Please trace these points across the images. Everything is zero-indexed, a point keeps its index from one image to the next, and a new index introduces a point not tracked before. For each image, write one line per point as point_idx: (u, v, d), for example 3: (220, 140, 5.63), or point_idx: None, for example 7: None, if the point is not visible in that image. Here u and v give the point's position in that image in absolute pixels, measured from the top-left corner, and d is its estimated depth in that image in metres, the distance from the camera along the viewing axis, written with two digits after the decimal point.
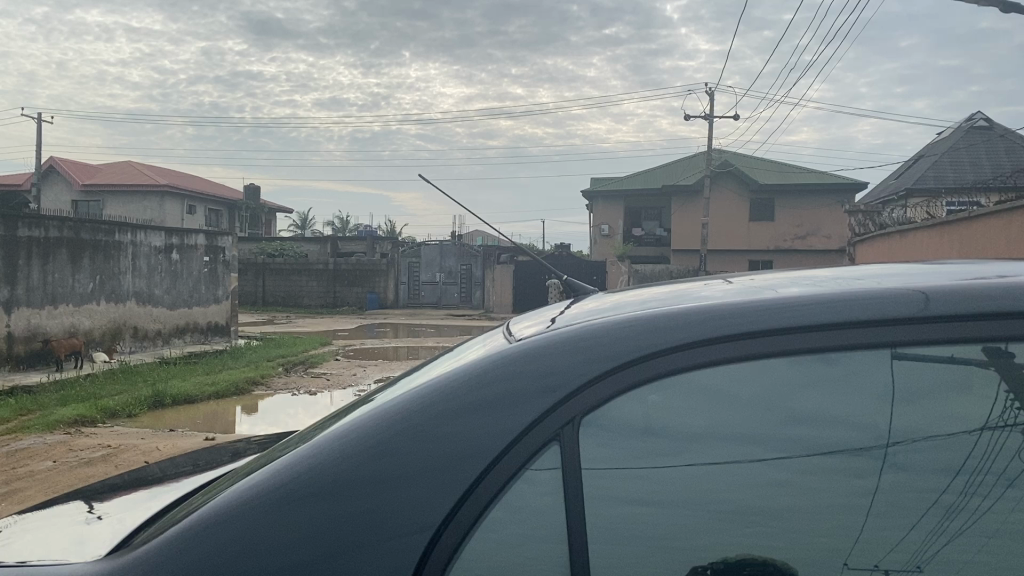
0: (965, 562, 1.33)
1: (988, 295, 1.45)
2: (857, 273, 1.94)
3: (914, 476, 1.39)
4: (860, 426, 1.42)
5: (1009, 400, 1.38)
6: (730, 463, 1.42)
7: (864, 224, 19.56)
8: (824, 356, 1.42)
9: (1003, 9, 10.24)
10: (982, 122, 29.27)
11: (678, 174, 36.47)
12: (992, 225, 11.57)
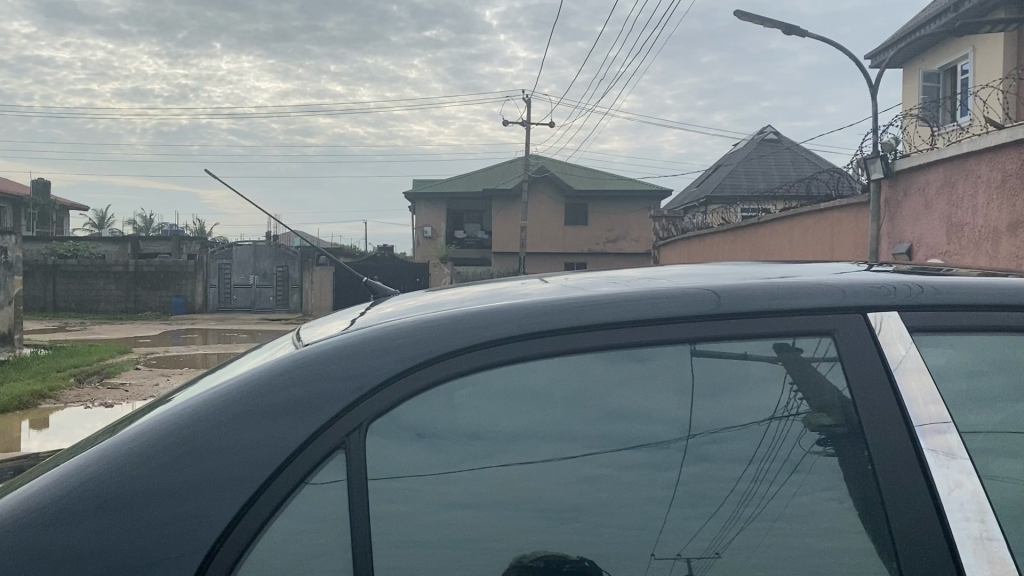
0: (759, 543, 1.38)
1: (775, 295, 1.55)
2: (663, 273, 2.03)
3: (712, 466, 1.44)
4: (660, 420, 1.46)
5: (792, 390, 1.46)
6: (524, 460, 1.43)
7: (667, 229, 20.67)
8: (628, 352, 1.47)
9: (784, 31, 11.07)
10: (772, 134, 31.67)
11: (499, 177, 37.05)
12: (780, 229, 12.51)
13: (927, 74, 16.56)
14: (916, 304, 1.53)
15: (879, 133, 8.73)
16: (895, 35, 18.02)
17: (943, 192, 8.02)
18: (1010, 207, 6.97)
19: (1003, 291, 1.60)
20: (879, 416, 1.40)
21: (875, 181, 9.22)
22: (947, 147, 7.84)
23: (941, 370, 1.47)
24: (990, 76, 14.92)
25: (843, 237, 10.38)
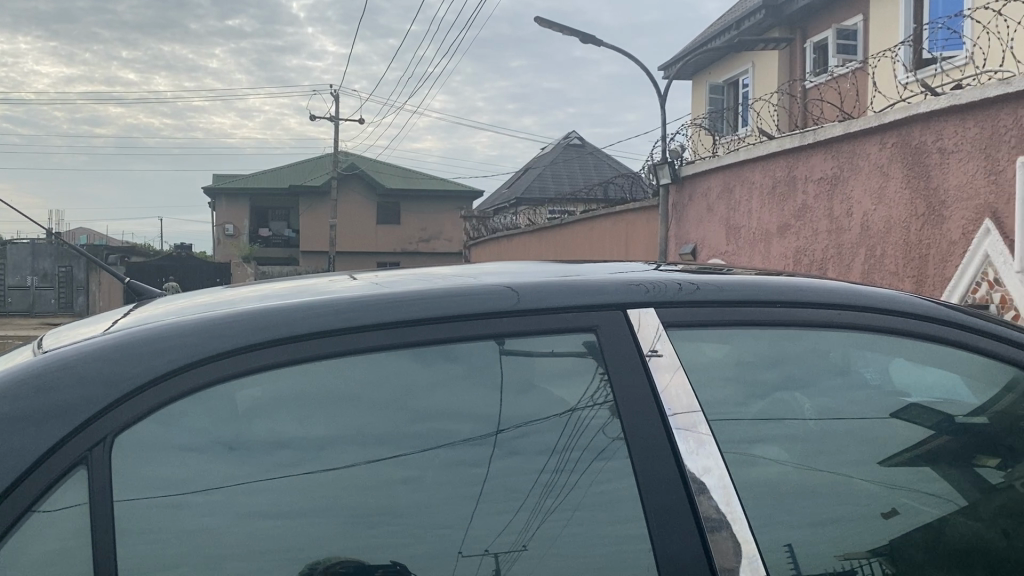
0: (560, 533, 1.40)
1: (575, 292, 1.59)
2: (477, 272, 1.98)
3: (523, 459, 1.45)
4: (468, 417, 1.47)
5: (584, 381, 1.49)
6: (310, 468, 1.39)
7: (475, 229, 20.95)
8: (446, 353, 1.48)
9: (582, 40, 11.47)
10: (578, 138, 32.86)
11: (308, 174, 36.11)
12: (581, 231, 12.99)
13: (713, 86, 17.77)
14: (689, 300, 1.60)
15: (668, 140, 9.25)
16: (684, 48, 19.21)
17: (722, 197, 8.61)
18: (778, 212, 7.59)
19: (775, 288, 1.71)
20: (624, 411, 1.45)
21: (663, 185, 9.80)
22: (725, 156, 8.43)
23: (695, 365, 1.54)
24: (766, 91, 16.24)
25: (637, 238, 10.91)
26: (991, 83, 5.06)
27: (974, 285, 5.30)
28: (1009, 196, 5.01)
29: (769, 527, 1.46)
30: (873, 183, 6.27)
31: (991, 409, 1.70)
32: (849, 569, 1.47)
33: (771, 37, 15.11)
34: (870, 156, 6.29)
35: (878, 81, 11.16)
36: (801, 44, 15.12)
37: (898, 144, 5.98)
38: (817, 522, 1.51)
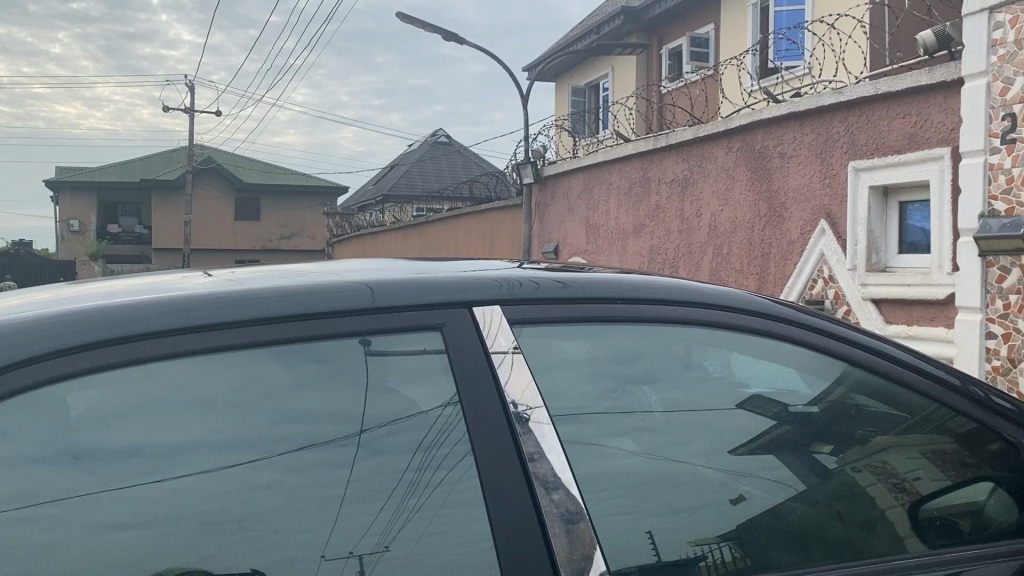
0: (424, 532, 1.38)
1: (432, 289, 1.58)
2: (340, 269, 1.91)
3: (390, 458, 1.43)
4: (329, 417, 1.44)
5: (440, 379, 1.47)
6: (160, 475, 1.32)
7: (338, 226, 20.58)
8: (310, 352, 1.45)
9: (444, 38, 11.46)
10: (446, 136, 32.83)
11: (161, 167, 34.51)
12: (446, 228, 12.98)
13: (575, 88, 18.19)
14: (540, 298, 1.62)
15: (529, 140, 9.38)
16: (546, 50, 19.54)
17: (582, 196, 8.82)
18: (634, 212, 7.82)
19: (621, 288, 1.74)
20: (472, 410, 1.45)
21: (525, 185, 9.95)
22: (586, 156, 8.62)
23: (539, 363, 1.54)
24: (624, 94, 16.75)
25: (501, 237, 11.02)
26: (825, 92, 5.39)
27: (811, 282, 5.63)
28: (842, 197, 5.36)
29: (627, 518, 1.50)
30: (720, 185, 6.56)
31: (824, 400, 1.73)
32: (699, 554, 1.52)
33: (628, 43, 15.59)
34: (717, 158, 6.58)
35: (727, 86, 11.70)
36: (657, 50, 15.67)
37: (743, 148, 6.28)
38: (672, 511, 1.55)
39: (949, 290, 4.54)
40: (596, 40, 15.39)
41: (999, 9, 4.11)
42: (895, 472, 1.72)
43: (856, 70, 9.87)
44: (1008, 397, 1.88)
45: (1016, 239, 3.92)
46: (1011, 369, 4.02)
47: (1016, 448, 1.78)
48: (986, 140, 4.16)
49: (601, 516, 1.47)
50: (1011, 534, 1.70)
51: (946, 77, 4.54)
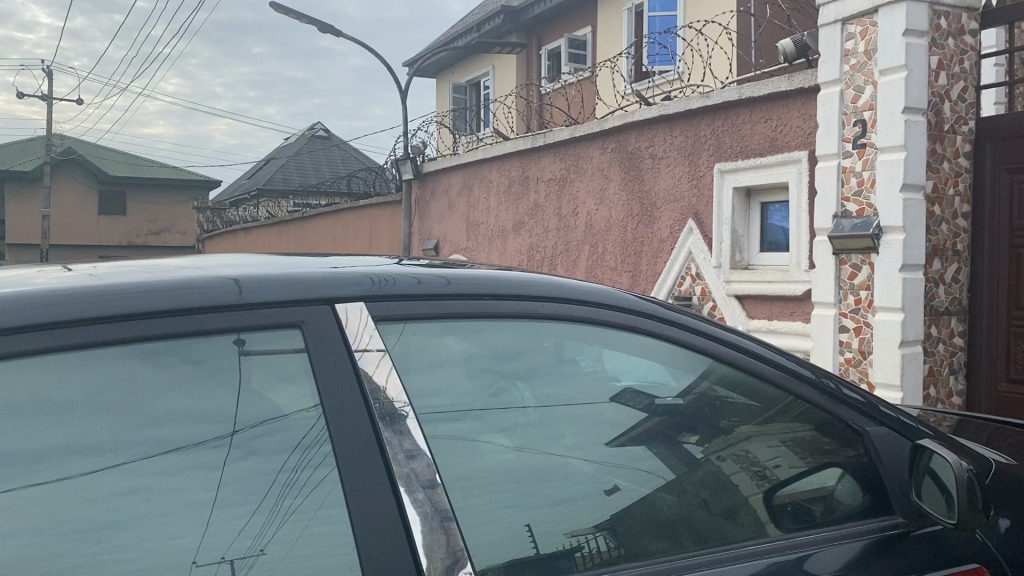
0: (302, 533, 1.34)
1: (306, 284, 1.54)
2: (212, 263, 1.84)
3: (264, 459, 1.39)
4: (199, 419, 1.38)
5: (305, 379, 1.43)
6: (16, 483, 1.24)
7: (210, 221, 19.87)
8: (179, 351, 1.39)
9: (320, 30, 11.22)
10: (324, 131, 32.22)
11: (15, 156, 32.37)
12: (323, 224, 12.74)
13: (455, 85, 18.24)
14: (410, 293, 1.60)
15: (409, 136, 9.31)
16: (427, 46, 19.48)
17: (462, 193, 8.83)
18: (512, 210, 7.90)
19: (491, 283, 1.73)
20: (338, 409, 1.42)
21: (404, 181, 9.88)
22: (465, 153, 8.64)
23: (403, 361, 1.52)
24: (505, 92, 16.90)
25: (381, 233, 10.91)
26: (694, 96, 5.58)
27: (680, 279, 5.82)
28: (709, 199, 5.57)
29: (506, 513, 1.52)
30: (595, 184, 6.70)
31: (690, 393, 1.79)
32: (575, 545, 1.55)
33: (508, 42, 15.72)
34: (593, 158, 6.72)
35: (603, 87, 11.96)
36: (537, 50, 15.89)
37: (617, 149, 6.43)
38: (549, 503, 1.58)
39: (807, 286, 4.82)
40: (475, 37, 15.44)
41: (851, 21, 4.35)
42: (756, 461, 1.79)
43: (723, 76, 10.29)
44: (860, 389, 1.95)
45: (866, 238, 4.17)
46: (862, 360, 4.28)
47: (859, 434, 1.84)
48: (840, 145, 4.40)
49: (476, 512, 1.48)
50: (856, 516, 1.77)
51: (805, 84, 4.78)
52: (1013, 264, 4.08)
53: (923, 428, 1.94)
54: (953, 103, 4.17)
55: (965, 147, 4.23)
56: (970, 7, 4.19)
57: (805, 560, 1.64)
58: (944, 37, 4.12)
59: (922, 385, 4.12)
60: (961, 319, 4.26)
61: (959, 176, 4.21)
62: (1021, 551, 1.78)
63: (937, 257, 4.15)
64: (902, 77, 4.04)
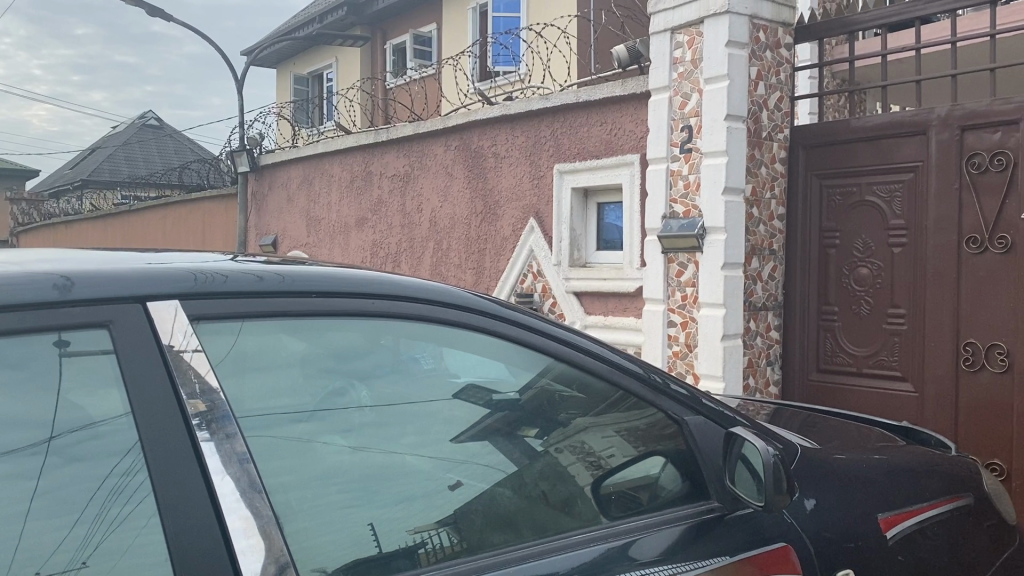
0: (132, 543, 1.28)
1: (134, 280, 1.46)
2: (27, 258, 1.71)
3: (86, 466, 1.31)
4: (14, 424, 1.28)
5: (119, 384, 1.35)
6: None
7: (24, 214, 18.40)
8: None
9: (149, 13, 10.64)
10: (157, 119, 30.57)
11: None
12: (153, 218, 12.09)
13: (297, 77, 17.81)
14: (236, 291, 1.54)
15: (245, 127, 8.98)
16: (268, 36, 18.89)
17: (302, 188, 8.61)
18: (355, 206, 7.78)
19: (326, 280, 1.69)
20: (155, 415, 1.35)
21: (241, 174, 9.52)
22: (305, 148, 8.44)
23: (225, 362, 1.46)
24: (348, 84, 16.61)
25: (215, 228, 10.47)
26: (534, 98, 5.70)
27: (522, 276, 5.92)
28: (549, 198, 5.69)
29: (346, 514, 1.51)
30: (439, 181, 6.71)
31: (527, 389, 1.83)
32: (418, 541, 1.55)
33: (351, 34, 15.46)
34: (437, 155, 6.72)
35: (447, 84, 11.97)
36: (381, 44, 15.73)
37: (460, 147, 6.47)
38: (391, 502, 1.58)
39: (638, 284, 5.04)
40: (317, 28, 15.08)
41: (679, 30, 4.56)
42: (591, 451, 1.85)
43: (563, 77, 10.56)
44: (684, 384, 2.03)
45: (691, 237, 4.39)
46: (688, 353, 4.50)
47: (678, 423, 1.92)
48: (668, 149, 4.60)
49: (315, 514, 1.47)
50: (679, 501, 1.86)
51: (637, 90, 4.98)
52: (823, 263, 4.41)
53: (739, 417, 2.04)
54: (770, 111, 4.45)
55: (781, 153, 4.52)
56: (786, 22, 4.48)
57: (630, 547, 1.71)
58: (763, 50, 4.39)
59: (742, 376, 4.39)
60: (777, 314, 4.54)
61: (775, 181, 4.49)
62: (822, 528, 1.91)
63: (755, 255, 4.42)
64: (724, 86, 4.27)
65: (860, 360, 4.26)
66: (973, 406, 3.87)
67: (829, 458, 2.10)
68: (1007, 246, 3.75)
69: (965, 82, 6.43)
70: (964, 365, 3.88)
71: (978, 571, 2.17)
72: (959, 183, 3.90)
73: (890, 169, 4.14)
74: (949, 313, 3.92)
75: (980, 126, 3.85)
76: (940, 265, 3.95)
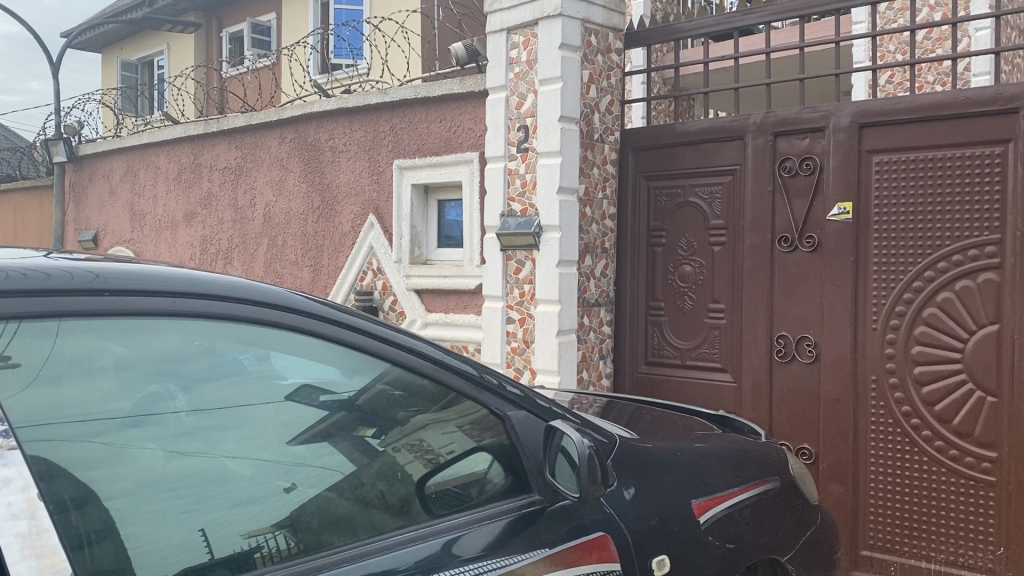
0: None
1: None
2: None
3: None
4: None
5: None
6: None
7: None
8: None
9: None
10: None
11: None
12: None
13: (124, 62, 16.86)
14: (37, 288, 1.43)
15: (62, 114, 8.41)
16: (90, 19, 17.76)
17: (126, 180, 8.15)
18: (183, 200, 7.43)
19: (141, 278, 1.59)
20: None
21: (59, 164, 8.91)
22: (129, 137, 7.99)
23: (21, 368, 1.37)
24: (180, 70, 15.90)
25: (29, 222, 9.73)
26: (371, 92, 5.64)
27: (361, 274, 5.83)
28: (388, 194, 5.64)
29: (173, 521, 1.49)
30: (274, 175, 6.52)
31: (362, 389, 1.80)
32: (254, 546, 1.55)
33: (183, 20, 14.80)
34: (272, 149, 6.53)
35: (286, 75, 11.66)
36: (218, 33, 15.16)
37: (296, 140, 6.32)
38: (224, 507, 1.56)
39: (477, 281, 5.10)
40: (144, 10, 14.31)
41: (514, 31, 4.63)
42: (430, 448, 1.86)
43: (404, 72, 10.54)
44: (515, 382, 2.05)
45: (528, 235, 4.48)
46: (526, 349, 4.59)
47: (502, 419, 1.94)
48: (505, 148, 4.66)
49: (137, 526, 1.44)
50: (508, 495, 1.89)
51: (475, 88, 5.02)
52: (651, 260, 4.59)
53: (562, 411, 2.09)
54: (601, 114, 4.59)
55: (612, 155, 4.67)
56: (615, 27, 4.63)
57: (454, 543, 1.72)
58: (594, 53, 4.53)
59: (577, 369, 4.51)
60: (609, 310, 4.69)
61: (607, 182, 4.64)
62: (647, 515, 2.01)
63: (588, 254, 4.55)
64: (557, 88, 4.38)
65: (683, 353, 4.46)
66: (785, 395, 4.13)
67: (654, 448, 2.20)
68: (814, 245, 4.03)
69: (777, 90, 6.88)
70: (777, 357, 4.15)
71: (783, 548, 2.33)
72: (772, 186, 4.16)
73: (711, 172, 4.37)
74: (763, 307, 4.18)
75: (791, 133, 4.12)
76: (756, 263, 4.20)
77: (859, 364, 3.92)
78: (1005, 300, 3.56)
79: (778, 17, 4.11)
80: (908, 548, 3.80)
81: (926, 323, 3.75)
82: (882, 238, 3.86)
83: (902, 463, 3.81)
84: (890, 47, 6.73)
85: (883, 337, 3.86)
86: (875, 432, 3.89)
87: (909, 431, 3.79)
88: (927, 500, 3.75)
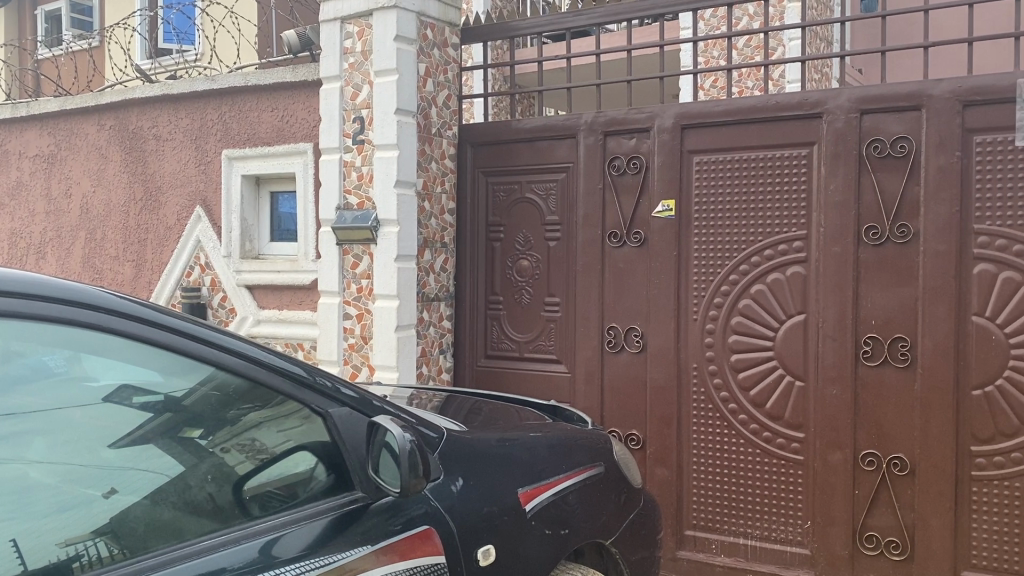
0: None
1: None
2: None
3: None
4: None
5: None
6: None
7: None
8: None
9: None
10: None
11: None
12: None
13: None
14: None
15: None
16: None
17: None
18: None
19: None
20: None
21: None
22: None
23: None
24: None
25: None
26: (198, 78, 5.42)
27: (188, 269, 5.57)
28: (216, 185, 5.43)
29: None
30: (92, 163, 6.13)
31: (182, 390, 1.73)
32: (72, 555, 1.48)
33: None
34: (89, 136, 6.15)
35: (106, 58, 11.02)
36: (31, 9, 14.17)
37: (116, 127, 5.98)
38: (37, 515, 1.48)
39: (313, 276, 5.00)
40: None
41: (348, 21, 4.55)
42: (262, 448, 1.81)
43: (236, 59, 10.21)
44: (342, 380, 2.01)
45: (365, 229, 4.43)
46: (363, 345, 4.53)
47: (324, 417, 1.89)
48: (341, 140, 4.58)
49: None
50: (333, 493, 1.87)
51: (308, 77, 4.92)
52: (489, 255, 4.66)
53: (391, 409, 2.07)
54: (438, 108, 4.60)
55: (450, 150, 4.69)
56: (451, 22, 4.65)
57: (274, 544, 1.69)
58: (430, 47, 4.53)
59: (415, 365, 4.51)
60: (449, 305, 4.71)
61: (445, 177, 4.66)
62: (478, 506, 2.04)
63: (427, 248, 4.56)
64: (393, 80, 4.35)
65: (521, 346, 4.56)
66: (616, 385, 4.29)
67: (489, 440, 2.23)
68: (641, 240, 4.19)
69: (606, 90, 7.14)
70: (608, 348, 4.29)
71: (608, 531, 2.43)
72: (602, 183, 4.30)
73: (547, 169, 4.47)
74: (596, 301, 4.31)
75: (620, 132, 4.27)
76: (589, 258, 4.33)
77: (682, 353, 4.13)
78: (811, 291, 3.84)
79: (608, 19, 4.25)
80: (728, 526, 4.03)
81: (742, 313, 3.99)
82: (702, 233, 4.07)
83: (722, 446, 4.05)
84: (710, 53, 7.13)
85: (704, 327, 4.07)
86: (697, 417, 4.10)
87: (727, 415, 4.03)
88: (744, 480, 4.00)
